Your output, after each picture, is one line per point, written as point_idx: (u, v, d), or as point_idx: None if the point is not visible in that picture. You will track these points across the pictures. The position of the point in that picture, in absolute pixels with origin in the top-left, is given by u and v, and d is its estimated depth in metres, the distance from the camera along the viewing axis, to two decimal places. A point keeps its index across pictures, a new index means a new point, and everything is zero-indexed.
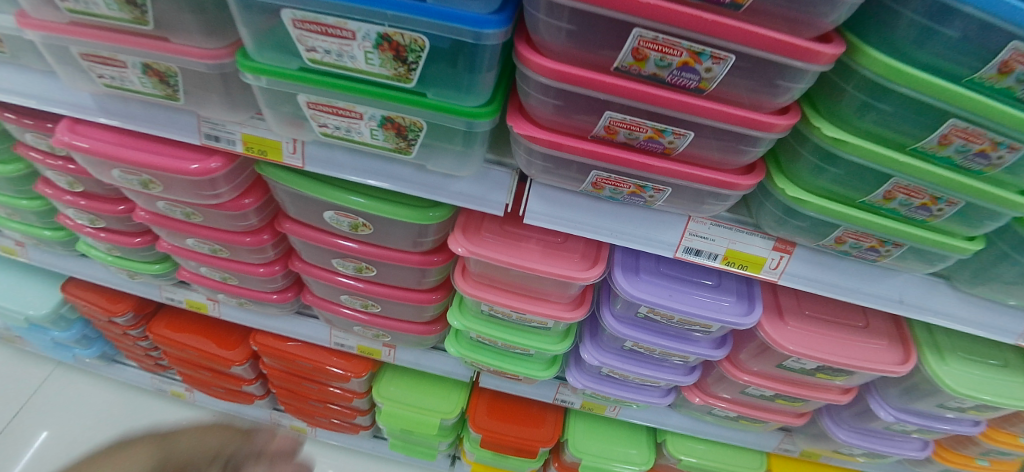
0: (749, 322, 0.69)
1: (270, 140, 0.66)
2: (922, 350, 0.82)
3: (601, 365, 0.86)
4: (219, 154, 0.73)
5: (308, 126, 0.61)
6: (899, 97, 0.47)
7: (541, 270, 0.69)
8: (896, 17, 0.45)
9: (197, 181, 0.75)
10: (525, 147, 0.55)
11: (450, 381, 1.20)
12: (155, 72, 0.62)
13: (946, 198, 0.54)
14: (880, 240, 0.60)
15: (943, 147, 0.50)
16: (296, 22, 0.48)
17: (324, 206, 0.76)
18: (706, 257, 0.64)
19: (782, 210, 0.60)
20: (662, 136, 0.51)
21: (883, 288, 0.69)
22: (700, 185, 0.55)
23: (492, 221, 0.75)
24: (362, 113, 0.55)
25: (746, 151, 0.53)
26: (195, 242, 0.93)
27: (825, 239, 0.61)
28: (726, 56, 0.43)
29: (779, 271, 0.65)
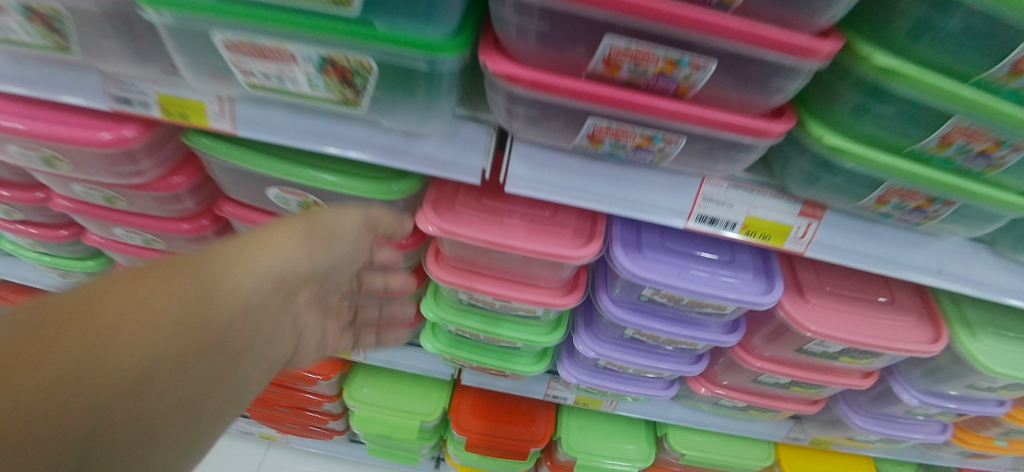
0: (769, 302, 0.60)
1: (190, 101, 0.54)
2: (952, 326, 0.73)
3: (598, 357, 0.76)
4: (134, 121, 0.61)
5: (234, 78, 0.49)
6: (967, 10, 0.37)
7: (528, 249, 0.58)
8: None
9: (111, 156, 0.62)
10: (502, 93, 0.44)
11: (431, 379, 1.09)
12: (39, 15, 0.48)
13: (1012, 142, 0.44)
14: (929, 198, 0.50)
15: (1015, 78, 0.40)
16: None
17: (266, 182, 0.64)
18: (722, 226, 0.54)
19: (813, 166, 0.49)
20: (676, 69, 0.39)
21: (919, 257, 0.60)
22: (721, 134, 0.44)
23: (467, 194, 0.64)
24: (294, 54, 0.43)
25: (780, 86, 0.42)
26: (124, 232, 0.81)
27: (864, 200, 0.51)
28: None
29: (807, 240, 0.56)
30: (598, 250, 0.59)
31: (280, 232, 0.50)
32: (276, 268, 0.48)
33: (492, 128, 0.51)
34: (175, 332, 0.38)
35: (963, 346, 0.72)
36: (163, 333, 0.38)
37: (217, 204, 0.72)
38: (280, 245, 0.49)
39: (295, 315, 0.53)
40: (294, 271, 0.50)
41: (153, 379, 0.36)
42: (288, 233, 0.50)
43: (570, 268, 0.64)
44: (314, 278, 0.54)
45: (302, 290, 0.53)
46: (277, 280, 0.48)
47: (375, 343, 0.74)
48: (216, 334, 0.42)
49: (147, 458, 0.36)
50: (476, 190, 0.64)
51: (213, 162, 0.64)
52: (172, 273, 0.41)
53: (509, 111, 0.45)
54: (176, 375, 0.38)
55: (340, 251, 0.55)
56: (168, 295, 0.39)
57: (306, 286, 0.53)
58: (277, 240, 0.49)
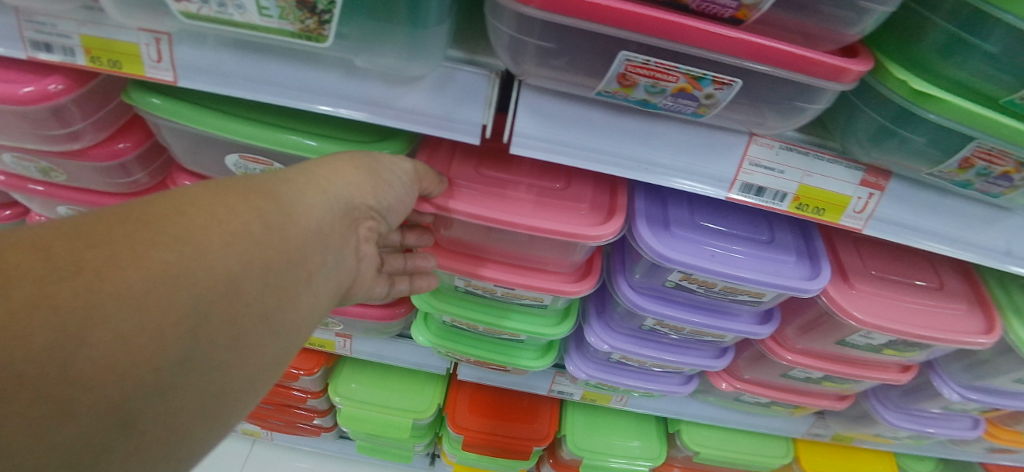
0: (817, 287, 0.52)
1: (121, 43, 0.44)
2: (1005, 314, 0.65)
3: (611, 350, 0.68)
4: (61, 73, 0.50)
5: (169, 8, 0.39)
6: None
7: (538, 228, 0.49)
8: None
9: (34, 117, 0.51)
10: (511, 14, 0.34)
11: (424, 373, 1.01)
12: None
13: None
14: (1020, 163, 0.41)
15: None
16: None
17: (226, 147, 0.54)
18: (770, 199, 0.46)
19: (887, 121, 0.41)
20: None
21: (990, 235, 0.52)
22: (784, 75, 0.35)
23: (463, 162, 0.54)
24: None
25: (863, 13, 0.33)
26: (69, 212, 0.70)
27: (944, 165, 0.42)
28: None
29: (865, 215, 0.47)
30: (621, 229, 0.50)
31: (351, 159, 0.42)
32: (353, 195, 0.42)
33: (495, 73, 0.40)
34: (265, 244, 0.33)
35: (1015, 336, 0.64)
36: (253, 243, 0.32)
37: (170, 177, 0.62)
38: (353, 171, 0.42)
39: (369, 250, 0.47)
40: (368, 202, 0.43)
41: (240, 295, 0.31)
42: (354, 163, 0.42)
43: (587, 249, 0.55)
44: (383, 217, 0.46)
45: (372, 222, 0.46)
46: (355, 207, 0.42)
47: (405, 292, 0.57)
48: (298, 252, 0.36)
49: (239, 372, 0.32)
50: (474, 156, 0.55)
51: (161, 124, 0.53)
52: (256, 183, 0.36)
53: (519, 45, 0.36)
54: (265, 290, 0.33)
55: (400, 193, 0.45)
56: (256, 204, 0.34)
57: (375, 218, 0.45)
58: (342, 168, 0.41)
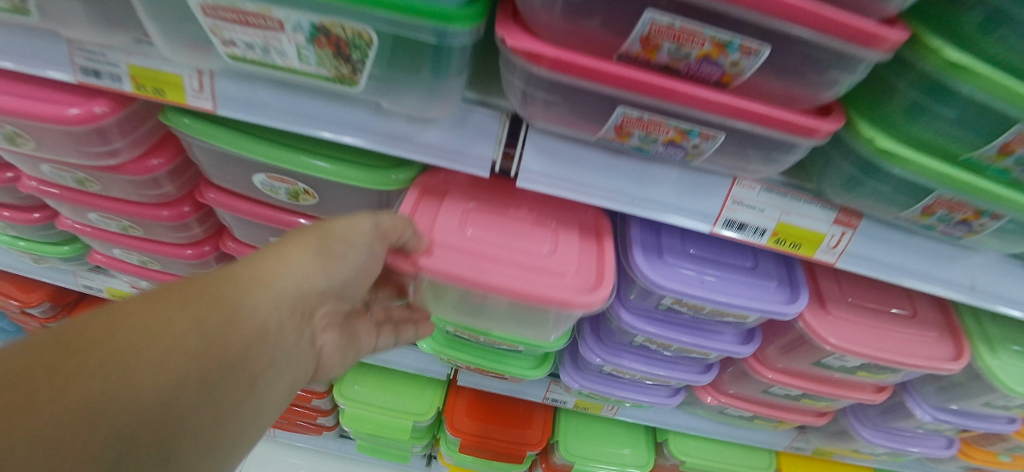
0: (794, 312, 0.57)
1: (167, 74, 0.48)
2: (974, 342, 0.70)
3: (604, 363, 0.72)
4: (105, 96, 0.55)
5: (215, 49, 0.43)
6: None
7: (520, 289, 0.51)
8: None
9: (79, 136, 0.56)
10: (521, 71, 0.39)
11: (425, 377, 1.05)
12: None
13: None
14: (977, 211, 0.46)
15: None
16: (205, 9, 0.38)
17: (253, 168, 0.58)
18: (751, 233, 0.50)
19: (856, 170, 0.45)
20: (724, 53, 0.35)
21: (954, 271, 0.56)
22: (762, 132, 0.40)
23: (449, 217, 0.56)
24: (282, 21, 0.37)
25: (833, 83, 0.38)
26: (99, 217, 0.75)
27: (908, 210, 0.47)
28: (759, 47, 0.34)
29: (839, 250, 0.52)
30: (608, 295, 0.53)
31: (300, 245, 0.46)
32: (303, 283, 0.45)
33: (505, 114, 0.46)
34: (202, 355, 0.36)
35: (983, 363, 0.69)
36: (187, 357, 0.35)
37: (198, 190, 0.66)
38: (302, 260, 0.46)
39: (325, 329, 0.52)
40: (318, 288, 0.47)
41: (168, 414, 0.34)
42: (304, 249, 0.46)
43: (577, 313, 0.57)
44: (337, 296, 0.50)
45: (323, 307, 0.49)
46: (305, 295, 0.46)
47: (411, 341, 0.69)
48: (236, 358, 0.39)
49: None
50: (460, 213, 0.58)
51: (194, 144, 0.58)
52: (196, 291, 0.39)
53: (528, 96, 0.40)
54: (198, 402, 0.36)
55: (354, 264, 0.49)
56: (195, 315, 0.37)
57: (325, 303, 0.49)
58: (291, 258, 0.45)
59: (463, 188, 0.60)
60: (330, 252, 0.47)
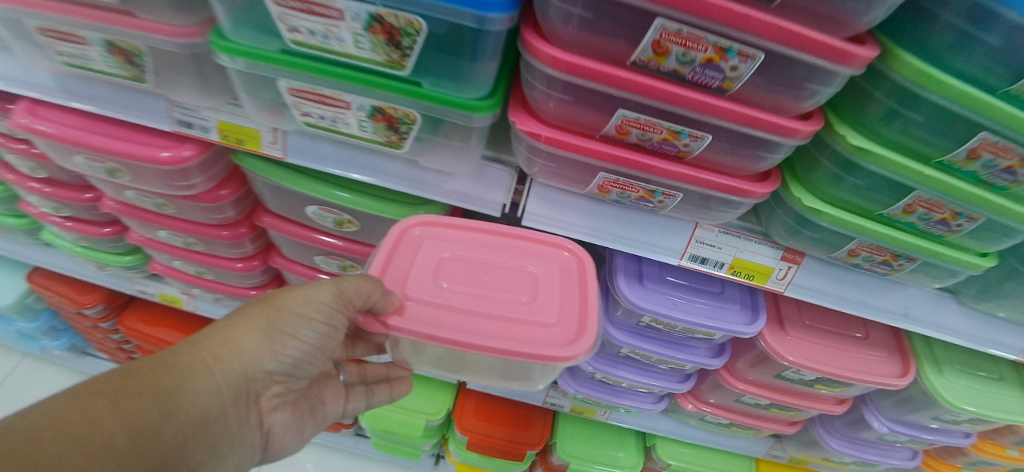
0: (751, 331, 0.68)
1: (247, 128, 0.61)
2: (920, 362, 0.80)
3: (594, 371, 0.84)
4: (192, 142, 0.68)
5: (289, 115, 0.56)
6: (930, 106, 0.45)
7: (492, 348, 0.48)
8: (934, 19, 0.43)
9: (169, 172, 0.70)
10: (526, 144, 0.52)
11: (436, 381, 1.16)
12: (121, 50, 0.57)
13: (967, 213, 0.53)
14: (893, 254, 0.58)
15: (970, 161, 0.48)
16: (292, 90, 0.52)
17: (306, 201, 0.71)
18: (712, 266, 0.62)
19: (795, 220, 0.58)
20: (678, 138, 0.49)
21: (888, 301, 0.67)
22: (713, 191, 0.53)
23: (422, 270, 0.56)
24: (349, 102, 0.51)
25: (764, 157, 0.51)
26: (167, 235, 0.88)
27: (838, 251, 0.59)
28: (703, 135, 0.48)
29: (786, 281, 0.63)
30: (588, 349, 0.51)
31: (248, 326, 0.57)
32: (247, 362, 0.56)
33: (514, 169, 0.59)
34: (138, 443, 0.46)
35: (928, 380, 0.79)
36: (122, 452, 0.45)
37: (257, 215, 0.79)
38: (249, 341, 0.56)
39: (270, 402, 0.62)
40: (262, 367, 0.57)
41: None
42: (252, 329, 0.56)
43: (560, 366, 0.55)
44: (280, 375, 0.60)
45: (263, 382, 0.59)
46: (248, 374, 0.56)
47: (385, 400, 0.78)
48: (163, 446, 0.48)
49: None
50: (434, 268, 0.57)
51: (259, 179, 0.71)
52: (141, 380, 0.49)
53: (531, 160, 0.54)
54: None
55: (297, 345, 0.58)
56: (139, 405, 0.47)
57: (266, 379, 0.59)
58: (239, 341, 0.56)
59: (442, 238, 0.60)
60: (278, 332, 0.57)
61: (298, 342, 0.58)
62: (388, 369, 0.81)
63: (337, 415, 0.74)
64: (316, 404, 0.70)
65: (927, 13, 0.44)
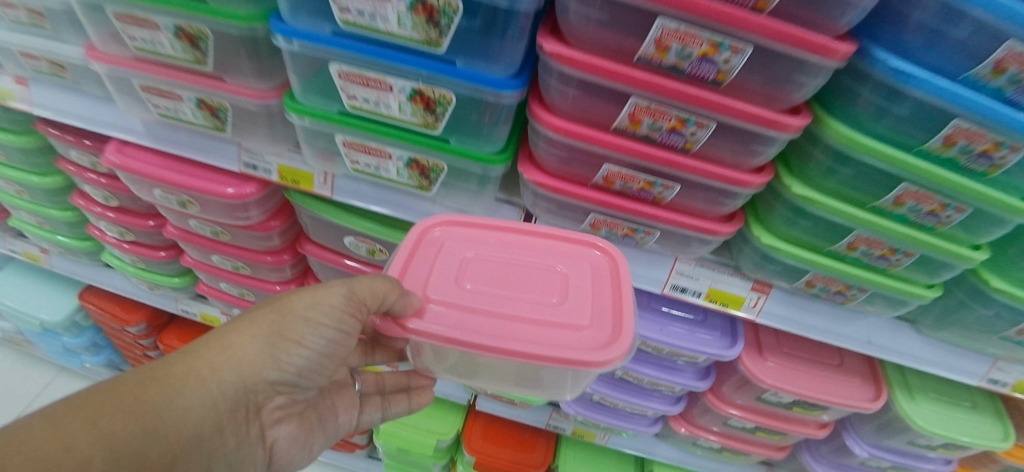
0: (731, 355, 0.77)
1: (303, 172, 0.74)
2: (893, 389, 0.87)
3: (592, 392, 0.95)
4: (253, 181, 0.82)
5: (340, 161, 0.70)
6: (857, 163, 0.59)
7: (523, 354, 0.50)
8: (856, 96, 0.57)
9: (232, 205, 0.83)
10: (531, 193, 0.68)
11: (448, 403, 1.24)
12: (208, 106, 0.71)
13: (903, 249, 0.65)
14: (845, 285, 0.70)
15: (898, 206, 0.61)
16: (346, 143, 0.65)
17: (345, 232, 0.83)
18: (691, 294, 0.74)
19: (759, 256, 0.71)
20: (653, 187, 0.62)
21: (852, 329, 0.77)
22: (686, 230, 0.66)
23: (443, 273, 0.59)
24: (391, 154, 0.64)
25: (726, 203, 0.64)
26: (219, 259, 1.01)
27: (798, 281, 0.72)
28: (672, 185, 0.61)
29: (757, 309, 0.75)
30: (624, 353, 0.51)
31: (250, 333, 0.56)
32: (244, 372, 0.56)
33: (522, 210, 0.73)
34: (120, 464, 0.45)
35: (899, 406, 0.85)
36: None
37: (300, 243, 0.92)
38: (250, 350, 0.56)
39: (273, 412, 0.64)
40: (261, 377, 0.57)
41: None
42: (253, 336, 0.56)
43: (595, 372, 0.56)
44: (279, 386, 0.60)
45: (262, 392, 0.59)
46: (246, 385, 0.56)
47: (404, 410, 0.86)
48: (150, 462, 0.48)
49: None
50: (456, 270, 0.60)
51: (306, 213, 0.84)
52: (127, 397, 0.48)
53: (539, 201, 0.68)
54: None
55: (298, 354, 0.58)
56: (121, 423, 0.47)
57: (265, 389, 0.59)
58: (239, 349, 0.56)
59: (464, 241, 0.64)
60: (282, 338, 0.57)
61: (304, 350, 0.58)
62: (407, 379, 0.87)
63: (349, 426, 0.79)
64: (327, 414, 0.75)
65: (851, 91, 0.57)
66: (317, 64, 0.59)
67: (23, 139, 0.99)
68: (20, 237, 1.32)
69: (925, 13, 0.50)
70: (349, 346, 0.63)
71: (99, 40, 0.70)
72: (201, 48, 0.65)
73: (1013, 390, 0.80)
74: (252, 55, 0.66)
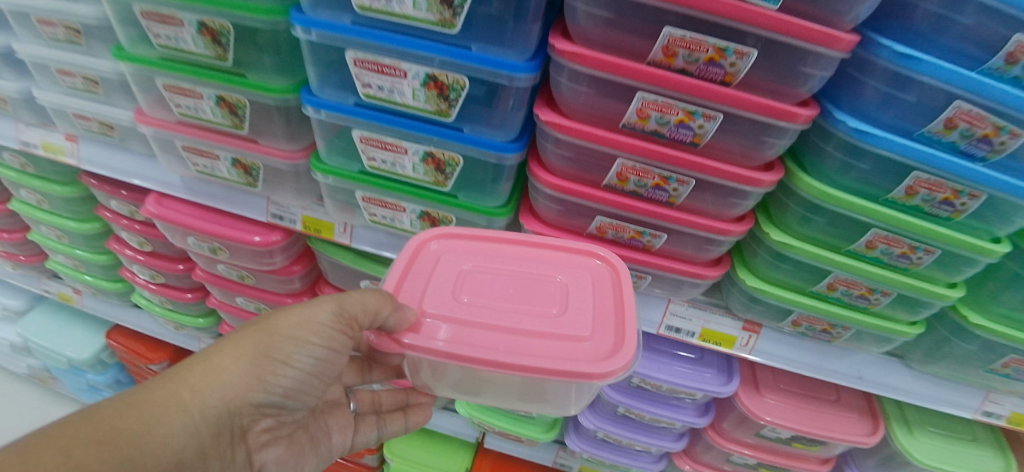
0: (728, 391, 0.85)
1: (325, 221, 0.84)
2: (891, 423, 0.89)
3: (596, 428, 1.00)
4: (279, 229, 0.90)
5: (358, 212, 0.82)
6: (829, 213, 0.69)
7: (527, 368, 0.55)
8: (823, 154, 0.67)
9: (259, 252, 0.91)
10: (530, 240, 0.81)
11: (457, 441, 1.27)
12: (244, 165, 0.81)
13: (880, 289, 0.73)
14: (830, 323, 0.79)
15: (871, 249, 0.70)
16: (366, 199, 0.78)
17: (361, 277, 0.90)
18: (685, 334, 0.84)
19: (747, 297, 0.80)
20: (642, 236, 0.75)
21: (844, 365, 0.83)
22: (676, 273, 0.78)
23: (439, 284, 0.67)
24: (406, 207, 0.78)
25: (711, 249, 0.76)
26: (243, 300, 1.07)
27: (785, 320, 0.81)
28: (659, 234, 0.74)
29: (750, 347, 0.83)
30: (624, 366, 0.57)
31: (234, 354, 0.59)
32: (229, 394, 0.58)
33: None
34: None
35: (899, 441, 0.87)
36: None
37: (320, 285, 1.00)
38: (234, 372, 0.59)
39: (260, 436, 0.66)
40: (247, 398, 0.60)
41: None
42: (240, 358, 0.59)
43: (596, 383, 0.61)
44: (268, 407, 0.63)
45: (248, 414, 0.61)
46: (230, 408, 0.59)
47: (401, 429, 0.87)
48: None
49: None
50: (453, 283, 0.67)
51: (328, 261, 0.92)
52: (104, 428, 0.50)
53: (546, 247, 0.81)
54: None
55: (284, 373, 0.61)
56: (97, 454, 0.49)
57: (251, 411, 0.61)
58: (224, 370, 0.58)
59: (460, 258, 0.71)
60: (268, 358, 0.60)
61: (291, 369, 0.61)
62: (406, 397, 0.90)
63: (342, 447, 0.80)
64: (321, 435, 0.76)
65: (819, 151, 0.68)
66: (339, 127, 0.73)
67: (68, 189, 1.08)
68: (55, 278, 1.41)
69: (878, 79, 0.59)
70: (337, 364, 0.67)
71: (146, 106, 0.80)
72: (239, 114, 0.74)
73: (1009, 422, 0.84)
74: (285, 120, 0.76)
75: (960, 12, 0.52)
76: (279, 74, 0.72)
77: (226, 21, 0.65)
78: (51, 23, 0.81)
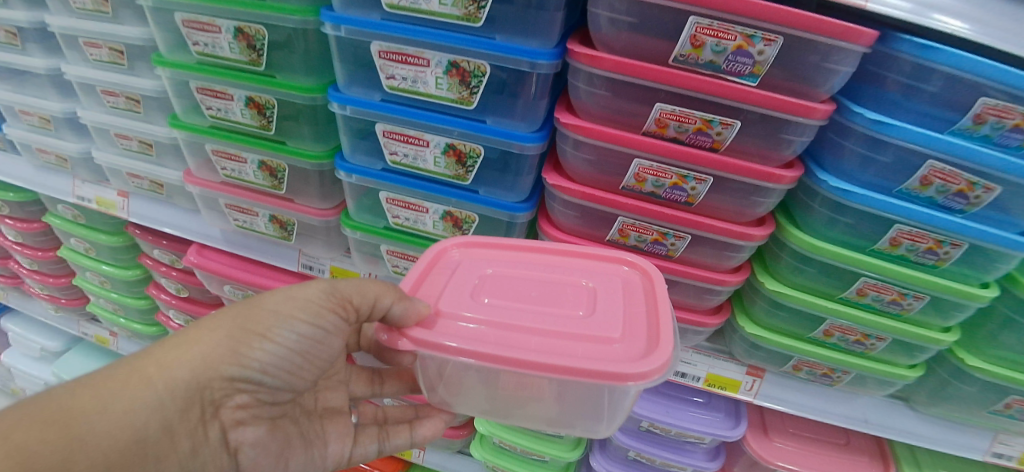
0: (736, 434, 0.81)
1: (352, 272, 0.83)
2: (902, 466, 0.83)
3: None
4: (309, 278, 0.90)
5: (382, 263, 0.80)
6: (819, 263, 0.66)
7: (542, 364, 0.46)
8: (809, 209, 0.66)
9: None
10: None
11: None
12: (280, 221, 0.81)
13: (874, 334, 0.68)
14: (830, 368, 0.74)
15: (862, 296, 0.66)
16: (390, 252, 0.77)
17: None
18: (691, 379, 0.79)
19: (748, 344, 0.76)
20: None
21: (846, 407, 0.77)
22: (681, 322, 0.74)
23: (456, 287, 0.59)
24: None
25: (712, 297, 0.72)
26: None
27: (785, 366, 0.76)
28: None
29: (754, 392, 0.78)
30: (663, 368, 0.48)
31: (210, 327, 0.53)
32: (200, 366, 0.51)
33: None
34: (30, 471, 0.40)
35: None
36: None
37: None
38: (207, 345, 0.52)
39: (235, 413, 0.56)
40: (221, 372, 0.52)
41: None
42: (217, 331, 0.53)
43: (632, 395, 0.51)
44: (247, 385, 0.55)
45: (230, 391, 0.54)
46: (201, 380, 0.51)
47: (405, 444, 0.73)
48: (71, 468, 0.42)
49: None
50: (473, 286, 0.59)
51: None
52: (52, 407, 0.44)
53: None
54: None
55: (264, 349, 0.54)
56: (39, 434, 0.42)
57: (230, 389, 0.54)
58: (198, 343, 0.52)
59: (486, 260, 0.64)
60: (246, 332, 0.53)
61: (271, 344, 0.54)
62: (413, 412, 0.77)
63: (340, 458, 0.70)
64: (318, 438, 0.67)
65: (806, 205, 0.66)
66: (368, 188, 0.73)
67: (115, 238, 1.09)
68: (93, 321, 1.38)
69: (856, 142, 0.59)
70: (327, 347, 0.59)
71: (196, 167, 0.82)
72: (279, 176, 0.76)
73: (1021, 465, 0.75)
74: (319, 183, 0.77)
75: (925, 81, 0.52)
76: (316, 141, 0.74)
77: (271, 97, 0.68)
78: (115, 93, 0.85)
